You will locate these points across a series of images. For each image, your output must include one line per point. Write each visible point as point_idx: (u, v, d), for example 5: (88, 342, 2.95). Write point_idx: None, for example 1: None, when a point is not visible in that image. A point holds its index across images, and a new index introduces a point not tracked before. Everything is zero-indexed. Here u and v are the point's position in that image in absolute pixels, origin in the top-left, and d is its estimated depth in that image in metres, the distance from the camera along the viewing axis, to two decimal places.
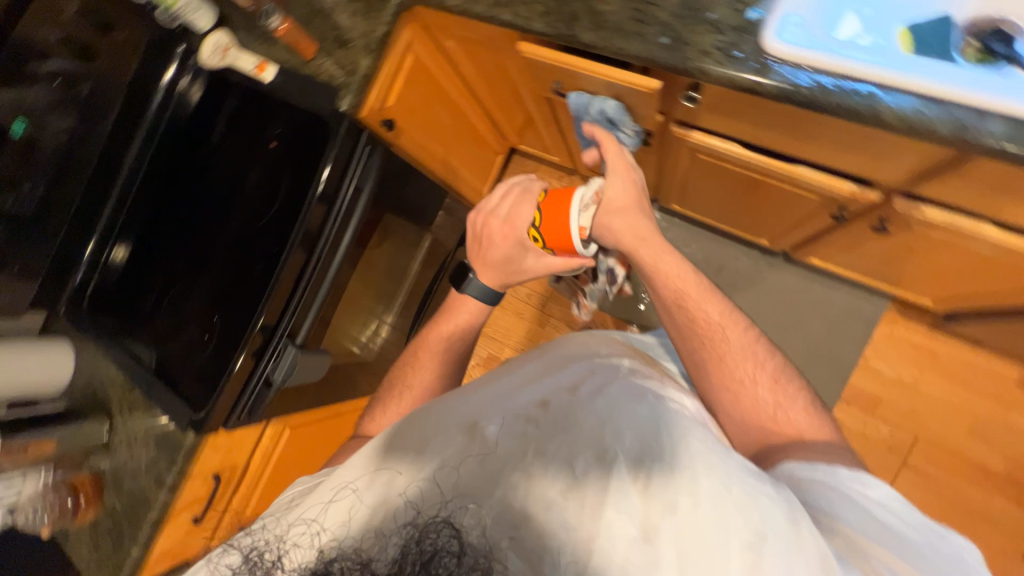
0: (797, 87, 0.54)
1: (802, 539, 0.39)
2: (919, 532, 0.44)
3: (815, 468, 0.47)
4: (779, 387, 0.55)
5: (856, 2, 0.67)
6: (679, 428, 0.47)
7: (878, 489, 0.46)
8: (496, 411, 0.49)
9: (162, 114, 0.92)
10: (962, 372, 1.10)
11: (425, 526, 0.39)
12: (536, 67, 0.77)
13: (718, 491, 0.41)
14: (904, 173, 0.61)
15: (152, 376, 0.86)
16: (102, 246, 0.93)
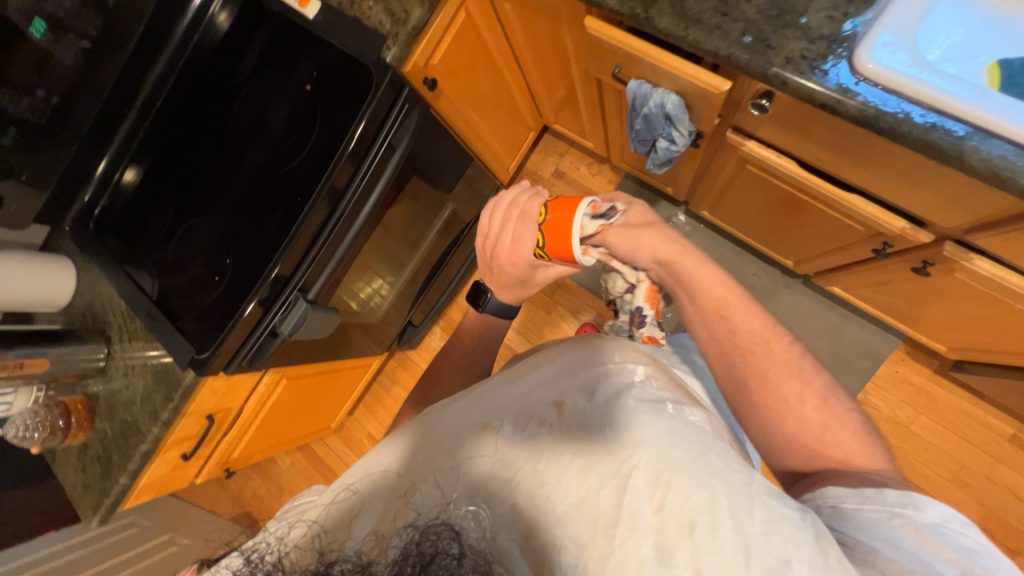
0: (882, 112, 0.51)
1: (830, 564, 0.38)
2: (984, 557, 0.40)
3: (858, 498, 0.45)
4: (829, 408, 0.52)
5: (953, 26, 0.62)
6: (695, 444, 0.46)
7: (933, 509, 0.42)
8: (505, 417, 0.50)
9: (190, 36, 0.87)
10: (957, 419, 1.11)
11: (426, 528, 0.38)
12: (597, 46, 0.73)
13: (738, 515, 0.40)
14: (964, 220, 0.59)
15: (154, 309, 0.84)
16: (113, 166, 0.89)
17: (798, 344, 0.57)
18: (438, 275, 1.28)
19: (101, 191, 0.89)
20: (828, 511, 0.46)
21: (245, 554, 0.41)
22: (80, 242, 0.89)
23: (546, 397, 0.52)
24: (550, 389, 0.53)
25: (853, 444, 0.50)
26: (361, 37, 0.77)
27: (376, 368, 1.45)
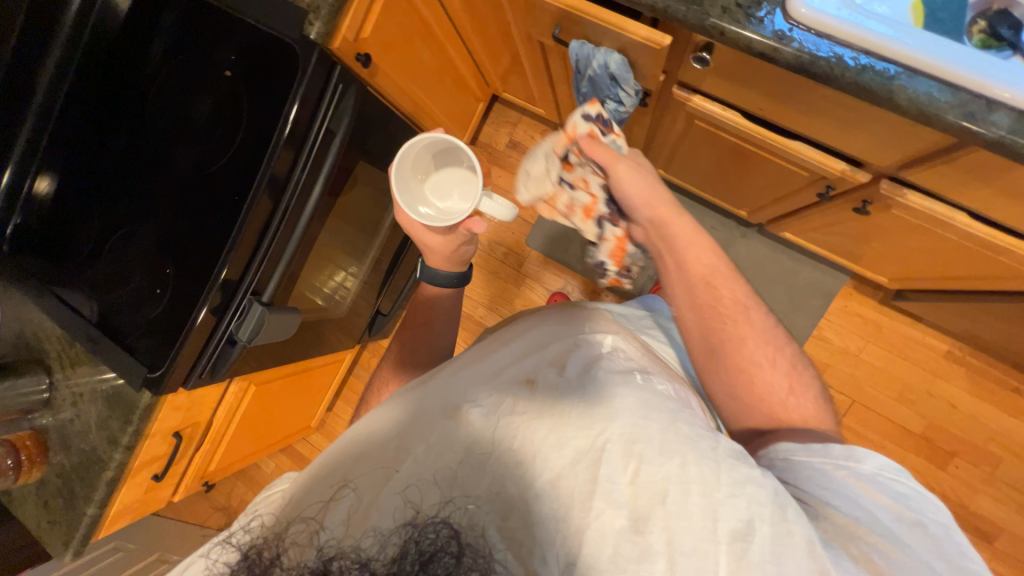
0: (816, 57, 0.51)
1: (790, 527, 0.40)
2: (915, 498, 0.45)
3: (809, 450, 0.48)
4: (793, 373, 0.57)
5: None
6: (667, 413, 0.47)
7: (873, 460, 0.46)
8: (481, 398, 0.49)
9: (85, 23, 0.76)
10: (900, 343, 1.20)
11: (425, 526, 0.39)
12: (535, 7, 0.70)
13: (706, 482, 0.42)
14: (896, 157, 0.61)
15: (95, 330, 0.78)
16: (19, 176, 0.80)
17: (773, 319, 0.60)
18: (402, 261, 1.25)
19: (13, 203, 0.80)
20: (780, 464, 0.49)
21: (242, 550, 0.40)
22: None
23: (521, 375, 0.51)
24: (525, 367, 0.52)
25: (809, 409, 0.54)
26: (279, 12, 0.70)
27: (349, 362, 1.42)
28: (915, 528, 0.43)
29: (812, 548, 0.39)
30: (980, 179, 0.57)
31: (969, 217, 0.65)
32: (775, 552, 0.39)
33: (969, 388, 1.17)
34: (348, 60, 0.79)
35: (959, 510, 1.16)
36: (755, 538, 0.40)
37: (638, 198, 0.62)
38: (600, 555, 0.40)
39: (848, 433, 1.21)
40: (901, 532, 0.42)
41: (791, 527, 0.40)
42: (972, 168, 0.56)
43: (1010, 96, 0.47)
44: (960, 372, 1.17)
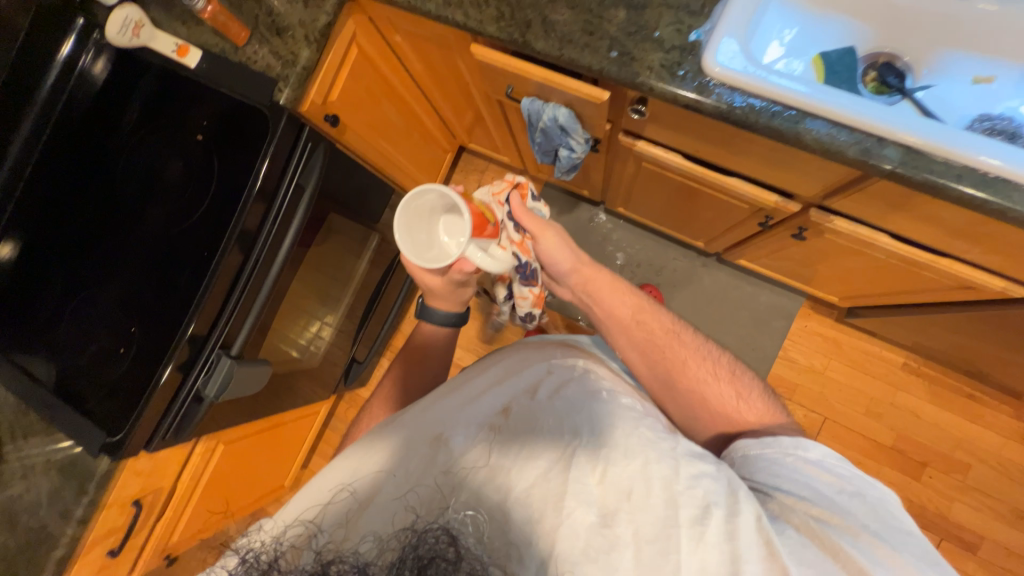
0: (732, 107, 0.58)
1: (739, 508, 0.44)
2: (858, 475, 0.49)
3: (762, 443, 0.54)
4: (736, 379, 0.65)
5: (782, 27, 0.73)
6: (631, 420, 0.50)
7: (817, 447, 0.51)
8: (461, 422, 0.49)
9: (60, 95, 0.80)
10: (860, 358, 1.26)
11: (423, 531, 0.36)
12: (489, 71, 0.77)
13: (665, 475, 0.45)
14: (818, 188, 0.68)
15: (52, 395, 0.75)
16: None
17: (703, 336, 0.69)
18: (376, 307, 1.26)
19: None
20: (740, 458, 0.55)
21: (239, 554, 0.35)
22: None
23: (500, 394, 0.53)
24: (503, 386, 0.54)
25: (759, 409, 0.62)
26: (250, 80, 0.75)
27: (325, 413, 1.38)
28: (856, 500, 0.47)
29: (760, 522, 0.43)
30: (890, 205, 0.64)
31: (891, 239, 0.72)
32: (728, 535, 0.42)
33: (929, 397, 1.22)
34: (317, 121, 0.84)
35: (938, 520, 1.18)
36: (710, 521, 0.43)
37: (564, 263, 0.69)
38: (572, 550, 0.41)
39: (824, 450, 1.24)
40: (844, 503, 0.46)
41: (743, 507, 0.44)
42: (882, 196, 0.63)
43: (897, 133, 0.54)
44: (918, 382, 1.23)
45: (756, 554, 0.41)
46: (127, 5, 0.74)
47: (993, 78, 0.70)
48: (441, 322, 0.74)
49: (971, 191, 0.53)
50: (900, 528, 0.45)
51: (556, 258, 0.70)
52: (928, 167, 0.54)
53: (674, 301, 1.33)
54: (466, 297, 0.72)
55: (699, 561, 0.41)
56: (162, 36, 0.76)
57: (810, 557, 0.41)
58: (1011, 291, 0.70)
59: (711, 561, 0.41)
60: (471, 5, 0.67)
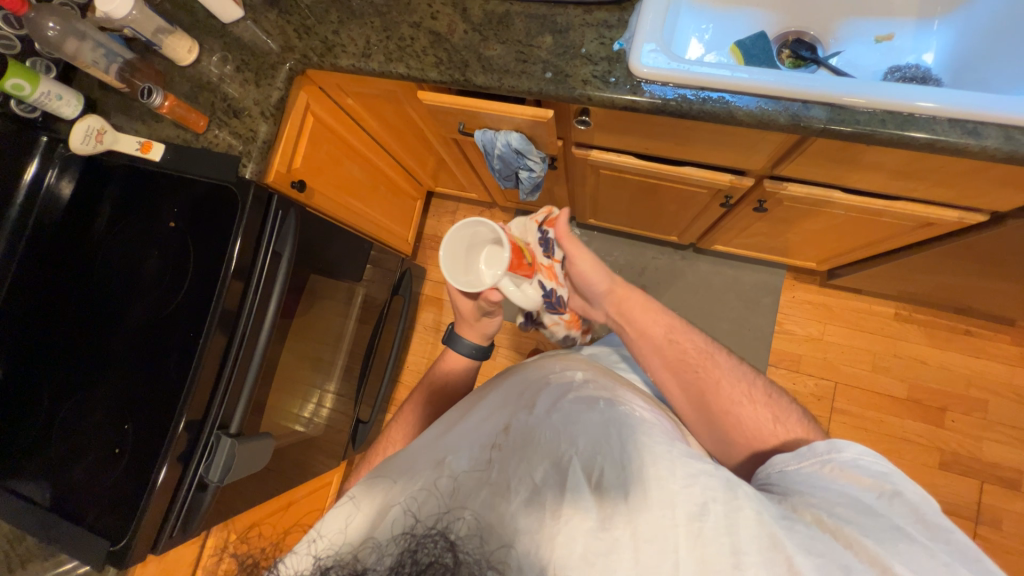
0: (666, 100, 0.63)
1: (738, 502, 0.43)
2: (898, 478, 0.48)
3: (800, 458, 0.54)
4: (773, 403, 0.63)
5: (696, 28, 0.81)
6: (629, 430, 0.50)
7: (852, 448, 0.51)
8: (464, 444, 0.49)
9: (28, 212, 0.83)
10: (853, 317, 1.27)
11: (421, 538, 0.40)
12: (439, 112, 0.82)
13: (662, 478, 0.45)
14: (764, 159, 0.72)
15: (50, 514, 0.72)
16: None
17: (736, 359, 0.70)
18: (373, 362, 1.24)
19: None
20: (778, 475, 0.54)
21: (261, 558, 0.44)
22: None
23: (501, 413, 0.53)
24: (504, 406, 0.55)
25: (797, 430, 0.59)
26: (214, 162, 0.78)
27: (338, 483, 1.33)
28: (894, 501, 0.45)
29: (760, 517, 0.42)
30: (832, 161, 0.68)
31: (844, 193, 0.76)
32: (728, 529, 0.41)
33: (928, 342, 1.23)
34: (284, 189, 0.87)
35: (972, 463, 1.17)
36: (710, 516, 0.42)
37: (600, 283, 0.76)
38: (570, 555, 0.41)
39: (842, 416, 1.23)
40: (879, 506, 0.45)
41: (740, 502, 0.43)
42: (823, 154, 0.66)
43: (818, 95, 0.59)
44: (914, 329, 1.24)
45: (758, 545, 0.40)
46: (88, 117, 0.78)
47: (892, 35, 0.77)
48: (467, 352, 0.77)
49: (899, 132, 0.57)
50: (943, 525, 0.43)
51: (591, 280, 0.77)
52: (854, 118, 0.59)
53: (663, 299, 1.35)
54: (490, 328, 0.77)
55: (700, 556, 0.40)
56: (125, 137, 0.81)
57: (819, 545, 0.41)
58: (967, 219, 0.73)
59: (711, 556, 0.40)
60: (411, 57, 0.72)
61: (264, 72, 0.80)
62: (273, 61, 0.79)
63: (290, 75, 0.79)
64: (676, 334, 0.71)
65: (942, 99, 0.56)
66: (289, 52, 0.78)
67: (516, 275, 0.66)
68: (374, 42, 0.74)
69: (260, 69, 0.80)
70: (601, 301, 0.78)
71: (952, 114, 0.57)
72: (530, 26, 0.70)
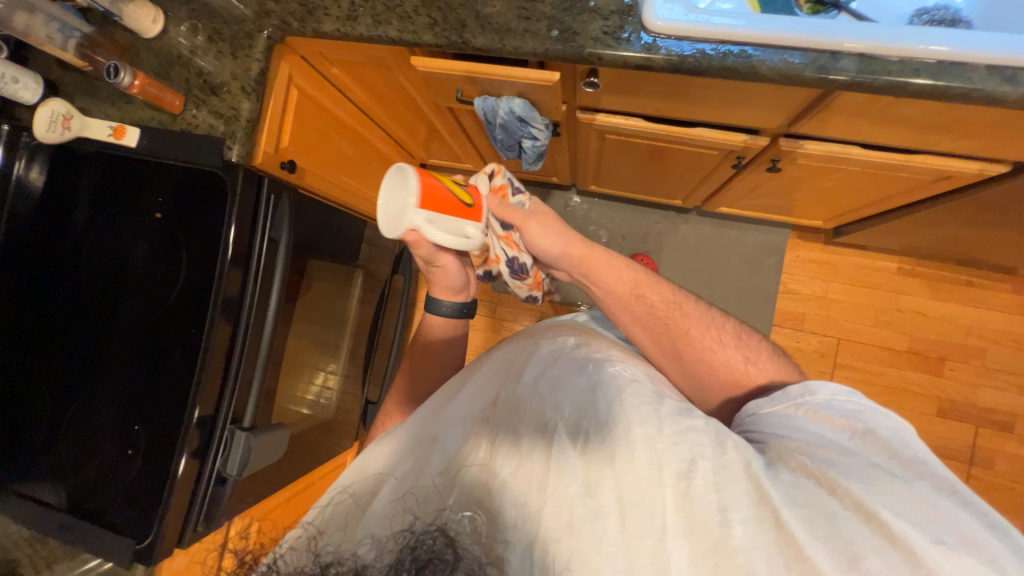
0: (683, 56, 0.58)
1: (727, 459, 0.45)
2: (869, 414, 0.50)
3: (774, 401, 0.55)
4: (743, 344, 0.65)
5: None
6: (613, 391, 0.51)
7: (825, 390, 0.53)
8: (456, 421, 0.50)
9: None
10: (857, 273, 1.27)
11: (420, 533, 0.37)
12: (435, 78, 0.76)
13: (649, 437, 0.46)
14: (783, 116, 0.68)
15: (68, 517, 0.71)
16: None
17: (707, 305, 0.69)
18: (378, 342, 1.23)
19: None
20: (752, 419, 0.56)
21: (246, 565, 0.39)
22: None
23: (492, 383, 0.55)
24: (494, 376, 0.57)
25: (770, 371, 0.62)
26: (193, 145, 0.72)
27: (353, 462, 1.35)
28: (866, 440, 0.48)
29: (748, 470, 0.45)
30: (856, 115, 0.64)
31: (862, 149, 0.73)
32: (714, 483, 0.43)
33: (931, 295, 1.24)
34: (273, 170, 0.82)
35: (967, 409, 1.21)
36: (698, 473, 0.44)
37: (553, 249, 0.68)
38: (560, 525, 0.41)
39: (845, 370, 1.25)
40: (853, 445, 0.48)
41: (729, 457, 0.45)
42: (845, 109, 0.63)
43: (847, 45, 0.55)
44: (917, 283, 1.25)
45: (746, 502, 0.42)
46: (51, 99, 0.72)
47: None
48: (443, 312, 0.74)
49: (931, 82, 0.54)
50: (915, 458, 0.45)
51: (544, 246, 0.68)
52: (884, 69, 0.55)
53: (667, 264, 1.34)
54: (450, 278, 0.70)
55: (686, 514, 0.42)
56: (94, 122, 0.74)
57: (804, 495, 0.43)
58: (988, 171, 0.71)
59: (699, 514, 0.42)
60: (401, 19, 0.65)
61: (240, 42, 0.72)
62: (249, 29, 0.72)
63: (269, 43, 0.72)
64: (640, 289, 0.68)
65: (977, 45, 0.53)
66: (264, 17, 0.70)
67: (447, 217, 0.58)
68: (358, 3, 0.67)
69: (234, 38, 0.73)
70: (557, 264, 0.71)
71: (987, 60, 0.53)
72: None
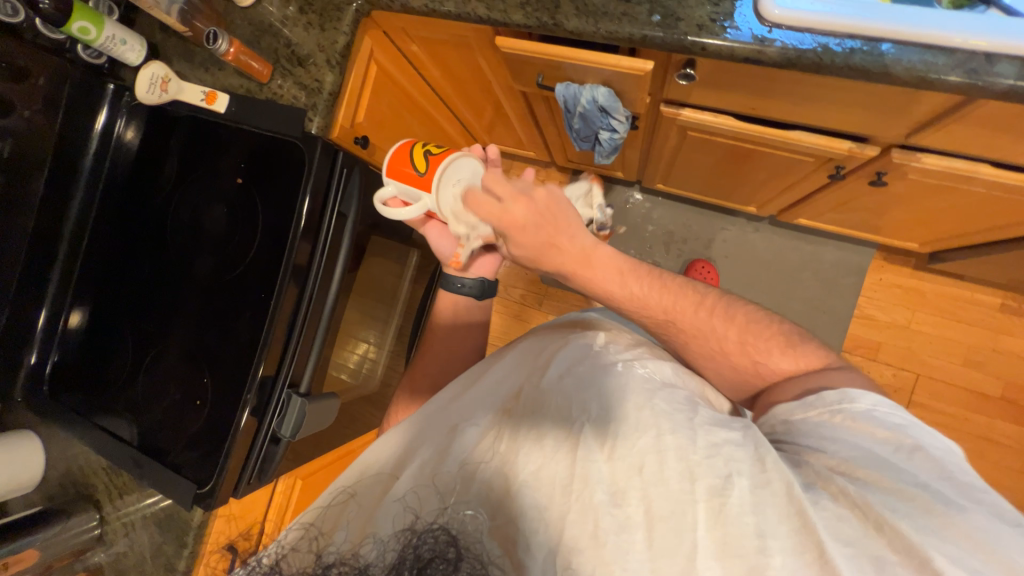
0: (801, 50, 0.52)
1: (768, 476, 0.40)
2: (914, 429, 0.44)
3: (806, 405, 0.48)
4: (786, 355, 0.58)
5: None
6: (642, 393, 0.48)
7: (865, 398, 0.46)
8: (474, 417, 0.49)
9: (100, 164, 0.82)
10: (948, 305, 1.14)
11: (422, 531, 0.37)
12: (516, 60, 0.73)
13: (682, 447, 0.42)
14: (904, 124, 0.61)
15: (139, 453, 0.77)
16: (54, 313, 0.83)
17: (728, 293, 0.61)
18: (425, 322, 1.24)
19: (49, 335, 0.83)
20: (782, 426, 0.49)
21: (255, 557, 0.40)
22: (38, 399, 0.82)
23: (513, 380, 0.55)
24: (516, 373, 0.56)
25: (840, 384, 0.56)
26: (277, 115, 0.74)
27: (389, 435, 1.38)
28: (914, 456, 0.41)
29: (790, 491, 0.39)
30: (998, 130, 0.56)
31: (992, 168, 0.64)
32: (755, 504, 0.38)
33: None
34: (347, 145, 0.82)
35: None
36: (733, 491, 0.39)
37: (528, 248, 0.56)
38: (581, 534, 0.38)
39: (921, 410, 1.14)
40: (899, 462, 0.41)
41: (770, 476, 0.39)
42: (985, 121, 0.55)
43: (1005, 47, 0.47)
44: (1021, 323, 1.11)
45: (786, 528, 0.37)
46: (152, 62, 0.73)
47: None
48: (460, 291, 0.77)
49: None
50: (974, 484, 0.39)
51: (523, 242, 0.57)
52: None
53: (729, 274, 1.26)
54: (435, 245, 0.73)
55: (721, 536, 0.37)
56: (189, 87, 0.77)
57: (849, 529, 0.36)
58: None
59: (734, 537, 0.37)
60: None
61: (327, 13, 0.72)
62: (338, 1, 0.72)
63: (357, 16, 0.72)
64: (664, 278, 0.58)
65: None
66: None
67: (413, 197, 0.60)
68: None
69: (322, 9, 0.73)
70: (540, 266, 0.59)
71: None
72: None
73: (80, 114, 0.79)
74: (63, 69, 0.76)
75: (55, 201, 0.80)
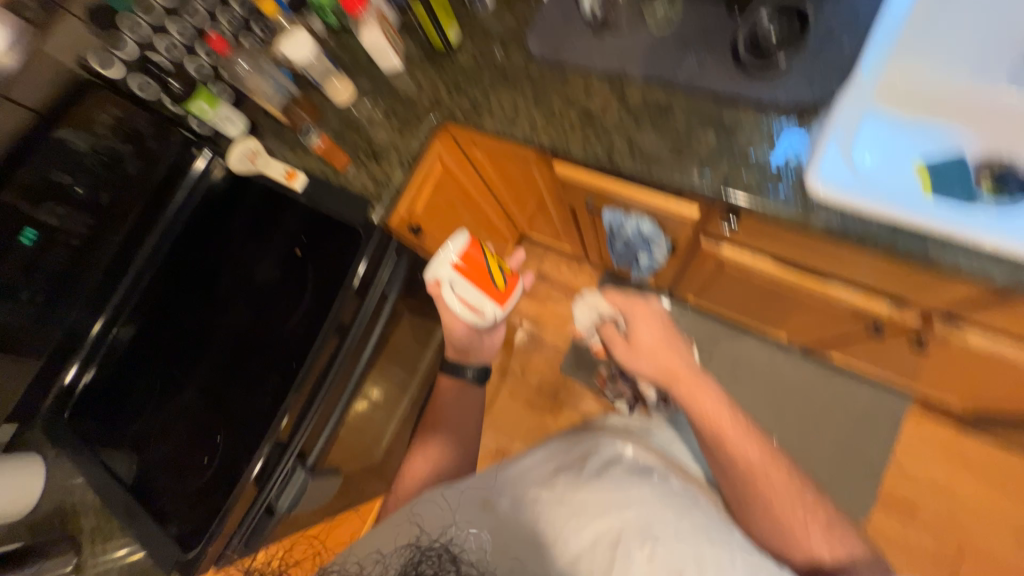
0: (846, 227, 0.55)
1: None
2: None
3: None
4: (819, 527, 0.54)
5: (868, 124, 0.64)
6: (683, 509, 0.50)
7: None
8: (509, 490, 0.53)
9: (184, 207, 0.86)
10: (993, 474, 1.06)
11: (424, 550, 0.42)
12: (568, 184, 0.79)
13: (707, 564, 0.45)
14: (948, 302, 0.61)
15: (136, 501, 0.76)
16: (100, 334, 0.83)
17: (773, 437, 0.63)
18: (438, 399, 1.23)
19: (77, 347, 0.82)
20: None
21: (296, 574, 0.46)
22: (53, 411, 0.82)
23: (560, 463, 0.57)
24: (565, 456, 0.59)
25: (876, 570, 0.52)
26: (345, 200, 0.81)
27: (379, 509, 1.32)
28: None
29: None
30: None
31: None
32: None
33: None
34: (402, 232, 0.87)
35: None
36: None
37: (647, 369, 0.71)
38: None
39: None
40: None
41: None
42: None
43: None
44: None
45: None
46: (247, 139, 0.84)
47: None
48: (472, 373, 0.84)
49: None
50: None
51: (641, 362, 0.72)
52: None
53: (755, 399, 1.22)
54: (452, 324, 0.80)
55: None
56: (274, 162, 0.84)
57: None
58: None
59: None
60: (555, 133, 0.70)
61: (407, 120, 0.81)
62: (419, 113, 0.81)
63: (432, 127, 0.81)
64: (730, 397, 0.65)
65: None
66: (436, 107, 0.80)
67: (474, 295, 0.73)
68: (520, 110, 0.73)
69: (404, 117, 0.82)
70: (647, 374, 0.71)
71: None
72: (692, 115, 0.64)
73: (177, 167, 0.85)
74: (167, 124, 0.82)
75: (134, 236, 0.83)
